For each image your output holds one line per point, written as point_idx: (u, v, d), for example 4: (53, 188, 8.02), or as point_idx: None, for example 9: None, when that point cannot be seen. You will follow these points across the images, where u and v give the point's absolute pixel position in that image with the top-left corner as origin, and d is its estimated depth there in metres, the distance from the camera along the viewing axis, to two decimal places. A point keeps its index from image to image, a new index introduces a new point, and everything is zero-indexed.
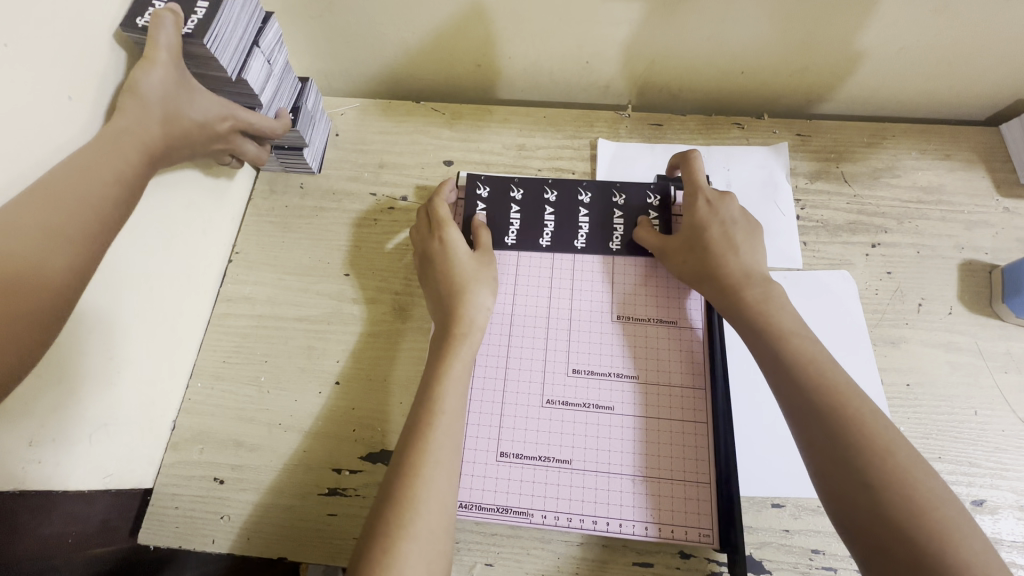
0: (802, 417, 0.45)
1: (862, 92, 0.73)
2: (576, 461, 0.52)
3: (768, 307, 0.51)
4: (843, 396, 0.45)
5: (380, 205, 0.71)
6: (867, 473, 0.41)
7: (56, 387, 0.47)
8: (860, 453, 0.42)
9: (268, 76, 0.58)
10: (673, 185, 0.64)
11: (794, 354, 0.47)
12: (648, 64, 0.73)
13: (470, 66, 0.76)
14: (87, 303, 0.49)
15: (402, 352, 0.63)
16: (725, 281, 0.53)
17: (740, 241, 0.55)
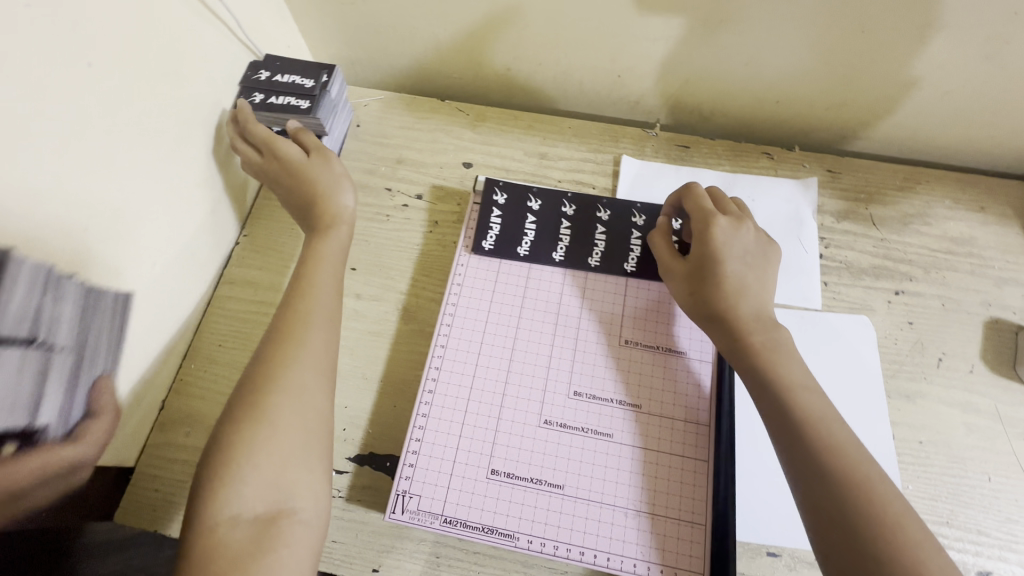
0: (804, 477, 0.43)
1: (899, 134, 0.71)
2: (569, 487, 0.50)
3: (777, 354, 0.49)
4: (851, 455, 0.43)
5: (395, 200, 0.70)
6: (875, 541, 0.39)
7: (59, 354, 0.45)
8: (865, 518, 0.40)
9: (33, 372, 0.43)
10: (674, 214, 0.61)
11: (801, 408, 0.46)
12: (681, 84, 0.71)
13: (499, 69, 0.75)
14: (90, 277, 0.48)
15: (399, 353, 0.61)
16: (730, 322, 0.51)
17: (748, 283, 0.52)
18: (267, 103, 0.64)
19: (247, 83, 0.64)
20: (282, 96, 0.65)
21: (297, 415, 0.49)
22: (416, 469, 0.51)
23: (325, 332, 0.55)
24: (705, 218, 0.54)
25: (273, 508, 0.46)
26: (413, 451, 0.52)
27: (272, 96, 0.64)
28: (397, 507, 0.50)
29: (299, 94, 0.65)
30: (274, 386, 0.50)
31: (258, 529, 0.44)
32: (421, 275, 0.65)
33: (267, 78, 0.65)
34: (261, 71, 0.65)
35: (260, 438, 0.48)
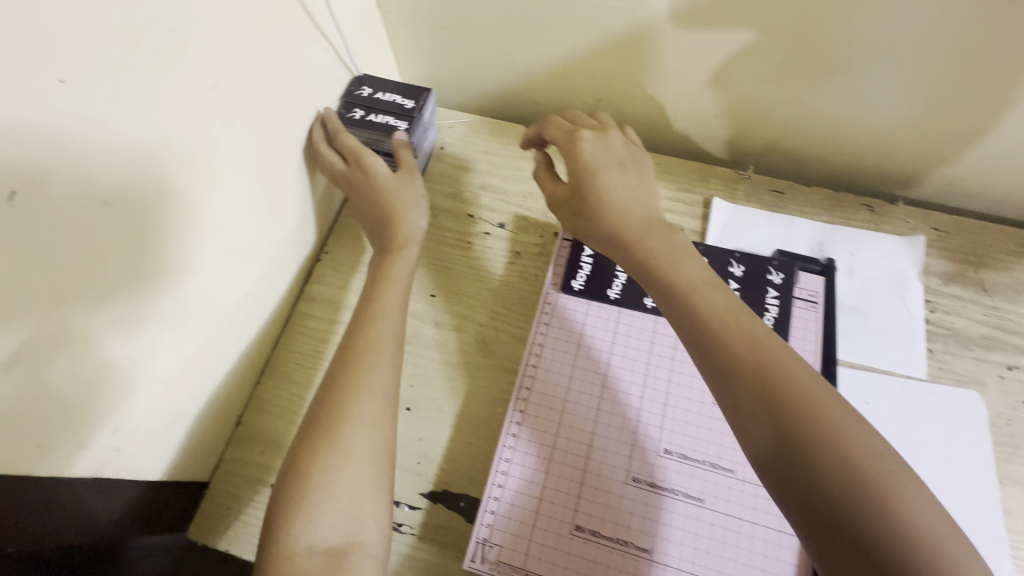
0: (798, 485, 0.36)
1: None
2: (656, 552, 0.48)
3: (673, 268, 0.47)
4: (860, 451, 0.36)
5: (477, 228, 0.68)
6: (899, 557, 0.32)
7: (136, 369, 0.45)
8: (884, 528, 0.33)
9: None
10: (734, 255, 0.60)
11: (746, 389, 0.39)
12: (782, 128, 0.68)
13: (589, 99, 0.73)
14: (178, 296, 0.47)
15: (476, 388, 0.60)
16: (637, 241, 0.50)
17: (615, 182, 0.54)
18: (367, 121, 0.63)
19: (348, 99, 0.64)
20: (382, 115, 0.64)
21: (365, 446, 0.47)
22: (496, 517, 0.50)
23: (390, 355, 0.52)
24: (564, 132, 0.59)
25: (345, 543, 0.43)
26: (495, 496, 0.50)
27: (372, 113, 0.64)
28: (476, 556, 0.48)
29: (398, 115, 0.64)
30: (344, 414, 0.47)
31: (333, 563, 0.42)
32: (501, 308, 0.64)
33: (369, 95, 0.65)
34: (364, 87, 0.65)
35: (330, 469, 0.45)
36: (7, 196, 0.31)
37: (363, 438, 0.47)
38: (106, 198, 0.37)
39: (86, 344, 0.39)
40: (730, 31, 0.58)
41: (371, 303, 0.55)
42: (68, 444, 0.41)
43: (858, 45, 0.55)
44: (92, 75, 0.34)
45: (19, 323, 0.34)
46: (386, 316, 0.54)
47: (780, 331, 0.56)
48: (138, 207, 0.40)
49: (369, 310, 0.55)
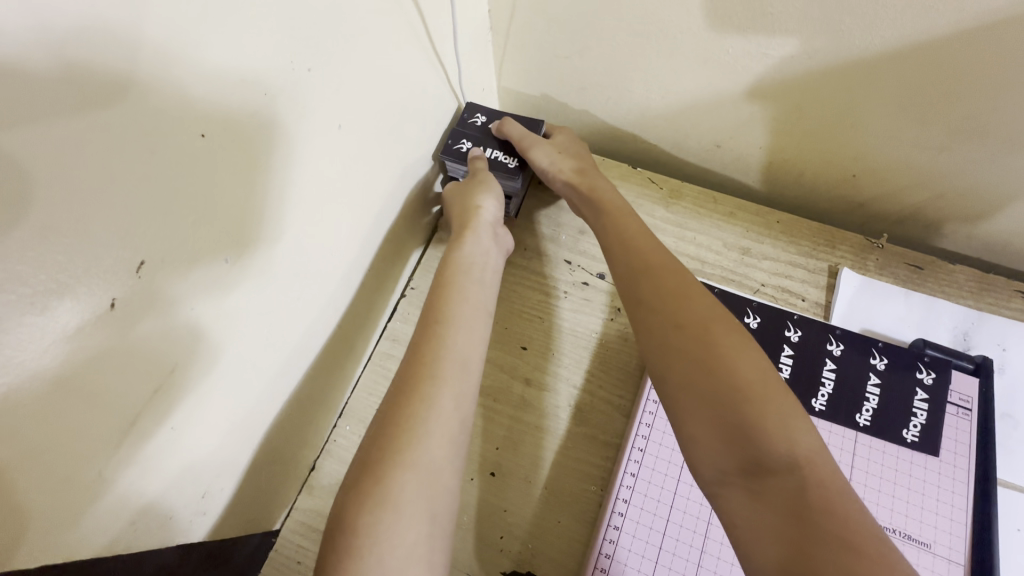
0: (707, 449, 0.36)
1: None
2: None
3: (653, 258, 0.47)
4: (748, 381, 0.37)
5: (574, 275, 0.63)
6: (766, 470, 0.34)
7: (229, 426, 0.42)
8: (760, 443, 0.34)
9: None
10: (876, 344, 0.53)
11: (657, 318, 0.42)
12: (926, 197, 0.61)
13: (706, 144, 0.67)
14: (266, 348, 0.43)
15: (567, 461, 0.54)
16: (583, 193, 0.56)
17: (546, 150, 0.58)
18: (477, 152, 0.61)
19: (461, 127, 0.63)
20: (491, 149, 0.62)
21: (420, 498, 0.39)
22: None
23: (460, 394, 0.44)
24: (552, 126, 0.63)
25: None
26: None
27: (483, 146, 0.62)
28: None
29: (510, 151, 0.62)
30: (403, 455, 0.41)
31: None
32: (598, 371, 0.58)
33: (485, 124, 0.63)
34: (481, 115, 0.63)
35: (376, 525, 0.37)
36: (137, 268, 0.29)
37: (419, 490, 0.39)
38: (229, 259, 0.36)
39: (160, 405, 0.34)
40: (888, 89, 0.51)
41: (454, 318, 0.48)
42: (159, 513, 0.38)
43: None
44: (229, 131, 0.32)
45: (138, 391, 0.32)
46: (454, 342, 0.47)
47: (928, 443, 0.49)
48: (253, 264, 0.39)
49: (434, 329, 0.47)
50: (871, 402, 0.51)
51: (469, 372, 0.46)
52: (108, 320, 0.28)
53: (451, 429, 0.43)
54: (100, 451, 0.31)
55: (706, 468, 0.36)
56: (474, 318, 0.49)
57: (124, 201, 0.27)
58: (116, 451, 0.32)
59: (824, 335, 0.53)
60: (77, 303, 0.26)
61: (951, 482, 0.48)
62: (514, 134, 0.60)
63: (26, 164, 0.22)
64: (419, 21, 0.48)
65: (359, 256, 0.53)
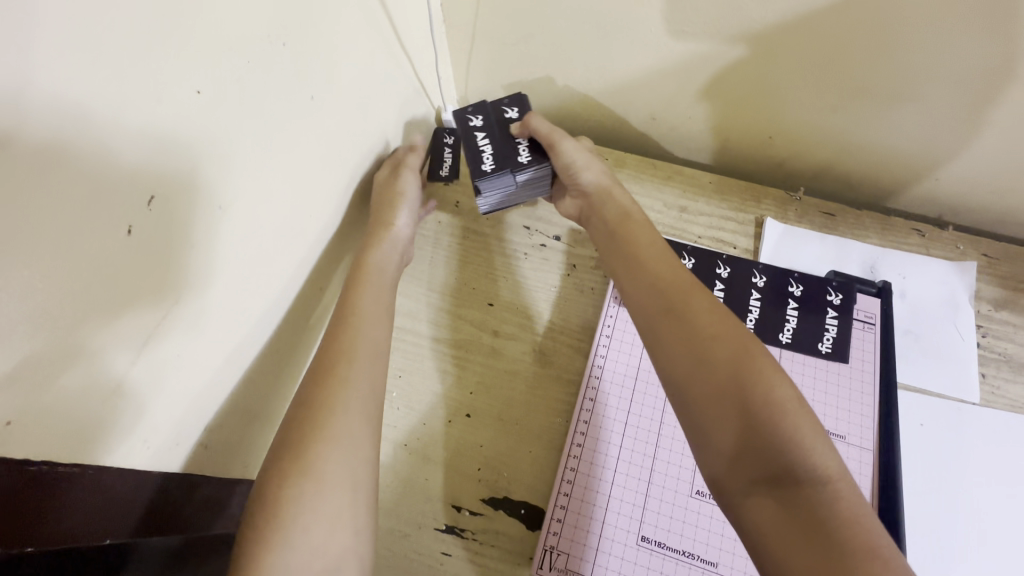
0: (744, 467, 0.40)
1: None
2: (721, 565, 0.51)
3: (682, 284, 0.49)
4: (783, 400, 0.41)
5: (533, 238, 0.70)
6: (795, 485, 0.38)
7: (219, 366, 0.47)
8: (791, 464, 0.39)
9: None
10: (793, 275, 0.61)
11: (689, 344, 0.45)
12: (833, 153, 0.70)
13: (644, 117, 0.76)
14: (247, 297, 0.48)
15: (534, 398, 0.61)
16: (614, 205, 0.59)
17: (578, 150, 0.60)
18: (475, 133, 0.62)
19: (489, 107, 0.63)
20: (488, 141, 0.62)
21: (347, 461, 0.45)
22: (564, 526, 0.53)
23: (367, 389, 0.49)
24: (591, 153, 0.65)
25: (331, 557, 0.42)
26: (561, 506, 0.54)
27: (485, 133, 0.62)
28: (545, 563, 0.52)
29: (499, 155, 0.61)
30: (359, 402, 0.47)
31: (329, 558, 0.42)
32: (558, 318, 0.65)
33: (507, 119, 0.63)
34: (512, 110, 0.63)
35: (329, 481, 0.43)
36: (148, 201, 0.34)
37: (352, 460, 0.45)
38: (220, 206, 0.41)
39: (159, 331, 0.39)
40: (789, 56, 0.60)
41: (366, 317, 0.54)
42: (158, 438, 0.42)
43: (918, 78, 0.57)
44: (222, 96, 0.37)
45: (147, 315, 0.37)
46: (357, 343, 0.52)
47: (840, 353, 0.57)
48: (242, 216, 0.44)
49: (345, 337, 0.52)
50: (791, 323, 0.59)
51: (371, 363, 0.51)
52: (126, 242, 0.34)
53: (363, 420, 0.48)
54: (118, 364, 0.36)
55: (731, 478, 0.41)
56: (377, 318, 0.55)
57: (144, 142, 0.33)
58: (128, 369, 0.37)
59: (749, 270, 0.61)
60: (100, 226, 0.32)
61: (859, 383, 0.56)
62: (541, 130, 0.60)
63: (59, 106, 0.27)
64: (380, 9, 0.54)
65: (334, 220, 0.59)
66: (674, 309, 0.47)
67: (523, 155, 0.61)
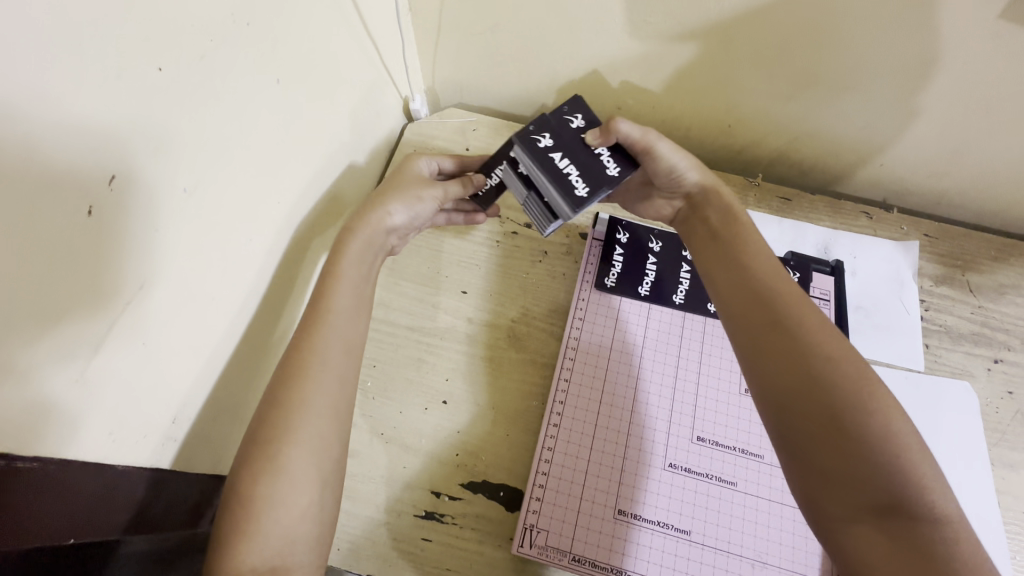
0: (850, 489, 0.40)
1: (998, 205, 0.72)
2: (696, 533, 0.51)
3: (795, 294, 0.48)
4: (900, 430, 0.41)
5: (504, 225, 0.70)
6: (900, 517, 0.39)
7: (191, 358, 0.45)
8: (898, 494, 0.39)
9: None
10: None
11: (800, 358, 0.44)
12: (789, 140, 0.74)
13: (609, 107, 0.77)
14: (217, 288, 0.46)
15: (510, 382, 0.61)
16: (717, 203, 0.57)
17: (674, 152, 0.57)
18: (549, 153, 0.54)
19: (555, 121, 0.56)
20: (570, 162, 0.54)
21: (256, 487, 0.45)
22: (542, 504, 0.53)
23: (319, 448, 0.47)
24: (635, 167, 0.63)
25: (280, 567, 0.43)
26: (540, 484, 0.54)
27: (562, 153, 0.54)
28: (524, 541, 0.52)
29: (587, 173, 0.53)
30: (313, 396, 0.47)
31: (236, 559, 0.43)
32: (531, 303, 0.66)
33: (575, 130, 0.55)
34: (577, 117, 0.56)
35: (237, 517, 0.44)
36: (108, 181, 0.33)
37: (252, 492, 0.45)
38: (185, 189, 0.39)
39: (123, 322, 0.37)
40: (746, 47, 0.62)
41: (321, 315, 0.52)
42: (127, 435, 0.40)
43: (866, 67, 0.60)
44: (182, 73, 0.36)
45: (110, 304, 0.35)
46: (312, 405, 0.47)
47: None
48: (209, 197, 0.42)
49: (297, 383, 0.48)
50: None
51: (333, 425, 0.48)
52: (86, 225, 0.32)
53: (317, 475, 0.46)
54: (82, 344, 0.34)
55: (835, 502, 0.40)
56: (344, 364, 0.51)
57: (100, 118, 0.31)
58: (94, 358, 0.35)
59: None
60: (58, 204, 0.30)
61: None
62: (632, 136, 0.54)
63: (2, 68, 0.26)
64: None
65: (302, 210, 0.57)
66: (788, 320, 0.46)
67: (612, 169, 0.54)
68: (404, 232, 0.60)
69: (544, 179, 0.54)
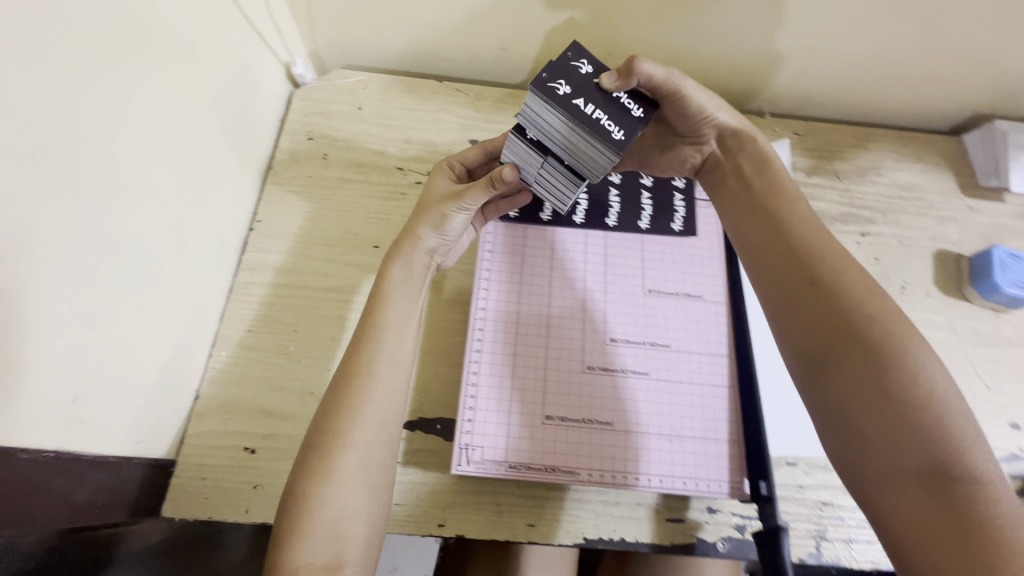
0: (888, 443, 0.42)
1: (853, 99, 0.80)
2: (617, 422, 0.56)
3: (834, 254, 0.51)
4: (936, 391, 0.43)
5: (408, 177, 0.72)
6: (939, 476, 0.40)
7: (88, 339, 0.44)
8: (932, 450, 0.41)
9: None
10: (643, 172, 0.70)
11: (838, 316, 0.47)
12: (667, 61, 0.78)
13: (495, 50, 0.78)
14: (101, 265, 0.45)
15: (433, 323, 0.63)
16: (751, 151, 0.59)
17: (703, 94, 0.58)
18: (571, 102, 0.48)
19: (555, 66, 0.50)
20: (594, 107, 0.49)
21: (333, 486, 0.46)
22: (474, 423, 0.56)
23: (370, 454, 0.49)
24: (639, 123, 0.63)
25: (335, 563, 0.45)
26: (470, 407, 0.56)
27: (582, 99, 0.49)
28: (462, 459, 0.54)
29: (617, 118, 0.49)
30: None
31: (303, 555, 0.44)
32: None
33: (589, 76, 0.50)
34: (584, 63, 0.50)
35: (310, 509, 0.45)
36: None
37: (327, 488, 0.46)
38: (32, 155, 0.37)
39: None
40: None
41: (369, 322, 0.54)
42: (24, 418, 0.39)
43: None
44: None
45: None
46: (362, 415, 0.49)
47: (690, 227, 0.66)
48: (66, 166, 0.40)
49: (350, 393, 0.50)
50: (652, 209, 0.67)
51: (386, 431, 0.50)
52: None
53: (367, 478, 0.48)
54: None
55: (875, 456, 0.43)
56: (393, 376, 0.52)
57: None
58: None
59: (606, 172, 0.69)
60: None
61: (709, 249, 0.65)
62: (653, 75, 0.54)
63: None
64: None
65: (190, 183, 0.56)
66: (830, 279, 0.49)
67: (637, 109, 0.49)
68: (445, 249, 0.60)
69: (571, 131, 0.49)
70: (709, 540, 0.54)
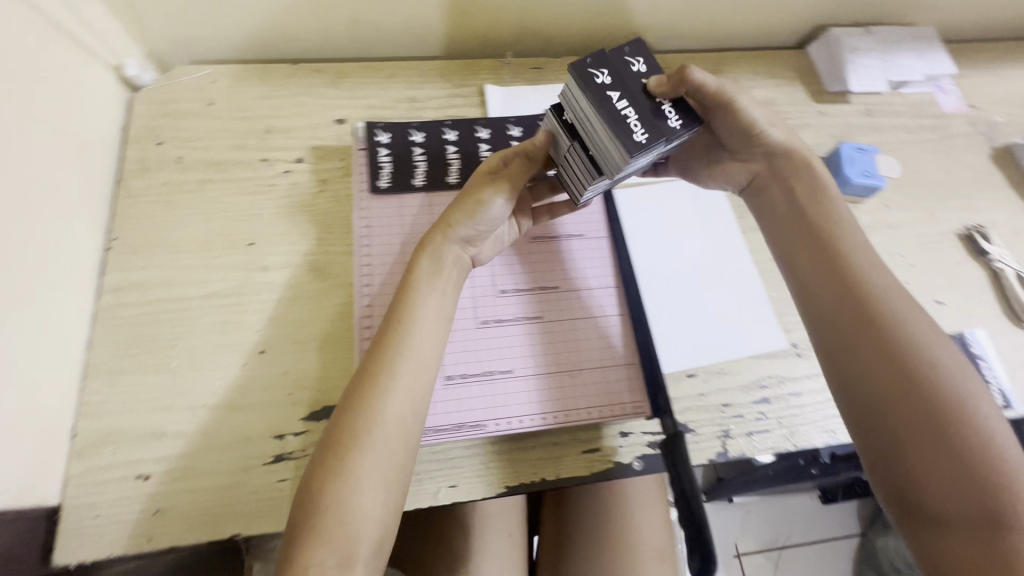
0: (930, 466, 0.48)
1: (705, 27, 0.83)
2: (517, 369, 0.57)
3: (871, 274, 0.55)
4: (995, 455, 0.48)
5: (274, 168, 0.68)
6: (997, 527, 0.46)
7: None
8: (982, 501, 0.46)
9: None
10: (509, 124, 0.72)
11: (879, 359, 0.52)
12: (523, 13, 0.77)
13: (346, 24, 0.75)
14: None
15: (323, 310, 0.61)
16: (786, 166, 0.61)
17: (754, 107, 0.61)
18: (606, 93, 0.47)
19: (602, 57, 0.49)
20: (620, 106, 0.47)
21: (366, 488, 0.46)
22: None
23: (390, 456, 0.47)
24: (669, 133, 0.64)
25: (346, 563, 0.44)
26: None
27: (626, 97, 0.48)
28: None
29: (645, 120, 0.47)
30: None
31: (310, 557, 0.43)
32: (324, 232, 0.65)
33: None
34: (640, 61, 0.50)
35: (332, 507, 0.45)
36: None
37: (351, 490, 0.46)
38: None
39: None
40: None
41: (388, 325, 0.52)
42: None
43: None
44: None
45: None
46: (384, 418, 0.48)
47: None
48: None
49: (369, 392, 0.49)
50: None
51: (403, 433, 0.48)
52: None
53: (386, 477, 0.47)
54: None
55: (931, 497, 0.48)
56: (416, 374, 0.50)
57: None
58: None
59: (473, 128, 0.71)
60: None
61: None
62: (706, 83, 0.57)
63: None
64: None
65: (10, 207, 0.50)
66: (871, 313, 0.53)
67: (677, 117, 0.48)
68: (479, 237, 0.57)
69: (603, 130, 0.47)
70: (624, 463, 0.56)
